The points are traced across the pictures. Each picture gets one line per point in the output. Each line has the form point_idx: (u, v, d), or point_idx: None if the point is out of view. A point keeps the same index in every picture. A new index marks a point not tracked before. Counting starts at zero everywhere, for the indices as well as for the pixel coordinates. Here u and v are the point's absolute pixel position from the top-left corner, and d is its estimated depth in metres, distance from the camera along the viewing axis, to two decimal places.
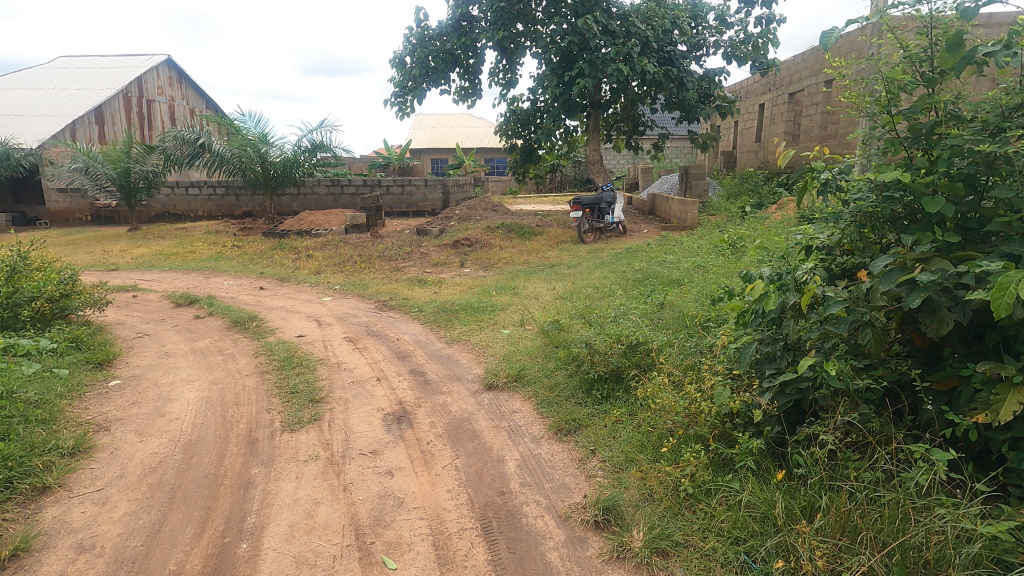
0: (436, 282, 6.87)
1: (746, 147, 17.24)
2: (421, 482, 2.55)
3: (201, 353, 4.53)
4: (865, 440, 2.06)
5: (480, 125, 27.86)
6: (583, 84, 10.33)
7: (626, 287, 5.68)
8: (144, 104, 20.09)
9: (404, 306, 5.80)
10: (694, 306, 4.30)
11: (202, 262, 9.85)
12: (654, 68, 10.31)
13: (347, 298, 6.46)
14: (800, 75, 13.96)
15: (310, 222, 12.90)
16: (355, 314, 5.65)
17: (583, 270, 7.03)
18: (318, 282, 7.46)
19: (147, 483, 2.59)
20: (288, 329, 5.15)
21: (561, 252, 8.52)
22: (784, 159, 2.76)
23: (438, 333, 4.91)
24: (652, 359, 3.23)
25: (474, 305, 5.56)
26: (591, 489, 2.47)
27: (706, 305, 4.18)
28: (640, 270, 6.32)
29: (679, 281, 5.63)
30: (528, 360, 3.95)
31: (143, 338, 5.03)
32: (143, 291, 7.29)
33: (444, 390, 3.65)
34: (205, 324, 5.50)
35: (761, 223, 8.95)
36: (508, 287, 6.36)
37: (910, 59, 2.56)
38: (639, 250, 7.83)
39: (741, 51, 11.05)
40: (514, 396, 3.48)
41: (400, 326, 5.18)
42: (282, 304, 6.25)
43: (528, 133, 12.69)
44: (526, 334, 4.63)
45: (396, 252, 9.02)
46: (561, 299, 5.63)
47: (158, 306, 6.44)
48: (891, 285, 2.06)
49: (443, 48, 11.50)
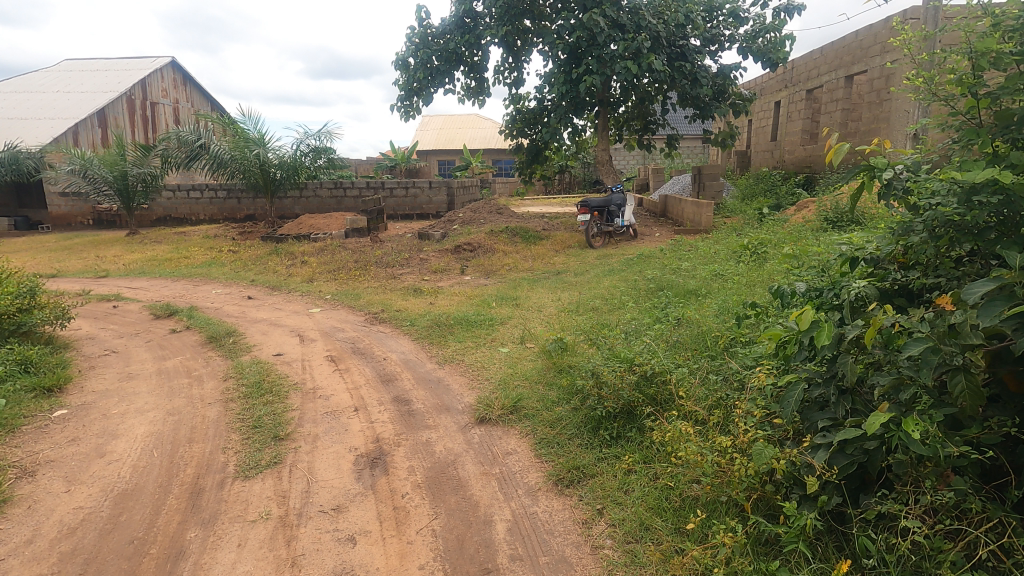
0: (432, 291, 6.41)
1: (761, 146, 16.68)
2: (388, 555, 2.09)
3: (167, 376, 4.09)
4: (963, 525, 1.57)
5: (488, 126, 27.45)
6: (591, 81, 9.86)
7: (638, 299, 5.20)
8: (148, 106, 19.90)
9: (396, 319, 5.34)
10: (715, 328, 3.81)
11: (194, 268, 9.49)
12: (663, 65, 9.74)
13: (336, 309, 6.01)
14: (818, 70, 13.46)
15: (310, 226, 12.52)
16: (342, 329, 5.20)
17: (591, 278, 6.53)
18: (309, 291, 7.03)
19: (58, 552, 2.15)
20: (267, 346, 4.72)
21: (568, 258, 8.03)
22: (836, 155, 2.21)
23: (430, 351, 4.45)
24: (666, 391, 2.77)
25: (472, 319, 5.09)
26: (597, 568, 1.98)
27: (729, 324, 3.69)
28: (653, 279, 5.81)
29: (696, 292, 5.16)
30: (528, 388, 3.47)
31: (108, 356, 4.62)
32: (125, 302, 6.91)
33: (429, 425, 3.17)
34: (179, 339, 5.08)
35: (782, 227, 8.41)
36: (509, 297, 5.89)
37: (997, 28, 2.00)
38: (651, 256, 7.30)
39: (755, 45, 10.49)
40: (508, 433, 3.01)
41: (388, 343, 4.72)
42: (267, 317, 5.83)
43: (534, 132, 12.25)
44: (525, 353, 4.18)
45: (394, 257, 8.59)
46: (566, 313, 5.16)
47: (135, 319, 6.04)
48: (993, 319, 1.55)
49: (446, 45, 11.11)
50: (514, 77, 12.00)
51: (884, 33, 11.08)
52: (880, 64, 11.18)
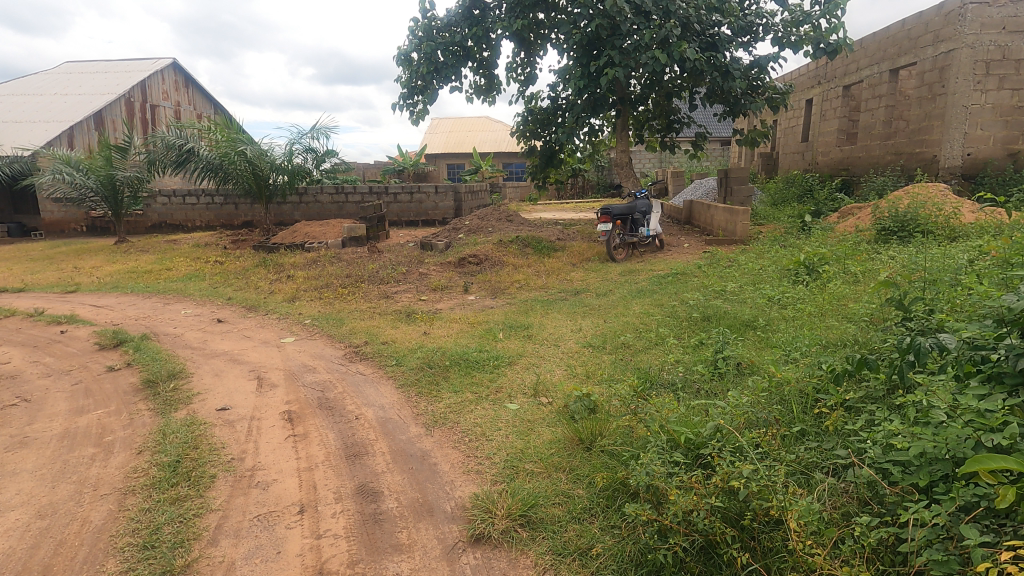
0: (428, 316, 5.41)
1: (790, 147, 15.55)
2: None
3: (70, 442, 3.11)
4: None
5: (498, 129, 26.56)
6: (613, 74, 8.85)
7: (681, 332, 4.21)
8: (149, 109, 19.30)
9: (381, 356, 4.34)
10: (804, 398, 2.78)
11: (173, 282, 8.61)
12: (695, 54, 8.68)
13: (312, 339, 5.03)
14: (857, 64, 12.32)
15: (306, 233, 11.64)
16: (313, 369, 4.20)
17: (616, 301, 5.53)
18: (287, 314, 6.07)
19: None
20: (214, 395, 3.74)
21: (588, 274, 7.03)
22: None
23: (417, 406, 3.45)
24: (771, 517, 1.74)
25: (472, 358, 4.08)
26: None
27: (817, 382, 2.79)
28: (696, 307, 4.74)
29: (756, 326, 4.17)
30: (543, 476, 2.49)
31: (15, 409, 3.69)
32: (75, 326, 5.99)
33: (401, 544, 2.16)
34: (111, 382, 4.10)
35: (834, 239, 7.32)
36: (520, 326, 4.88)
37: None
38: (688, 273, 6.27)
39: (795, 34, 9.47)
40: (515, 567, 2.00)
41: (365, 392, 3.72)
42: (228, 349, 4.86)
43: (548, 133, 11.27)
44: (540, 413, 3.19)
45: (390, 272, 7.64)
46: (590, 350, 4.14)
47: (77, 349, 5.09)
48: None
49: (453, 39, 10.21)
50: (527, 73, 11.06)
51: (937, 19, 9.92)
52: (932, 54, 10.02)
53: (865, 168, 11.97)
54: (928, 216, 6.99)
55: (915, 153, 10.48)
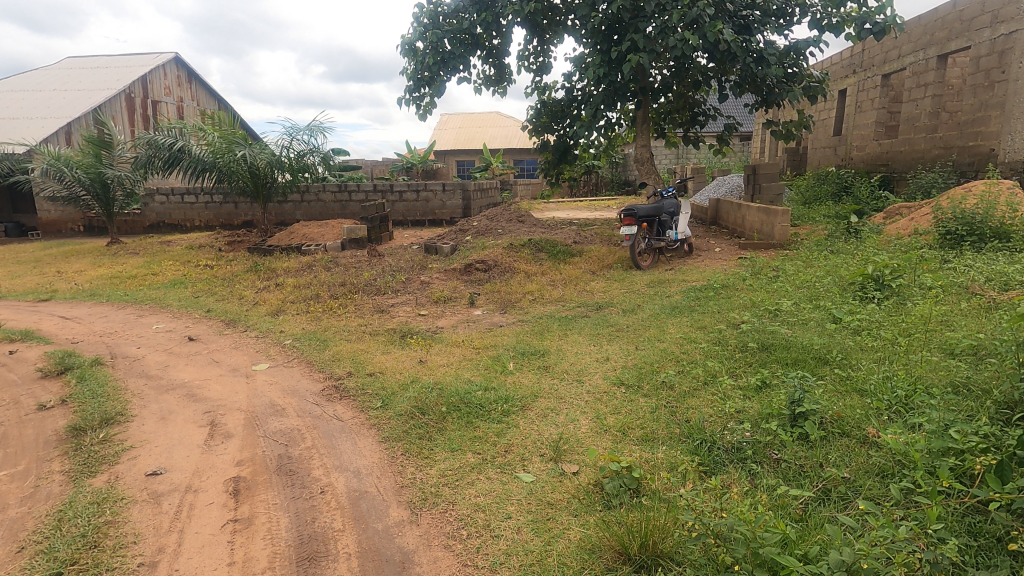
0: (425, 339, 4.60)
1: (820, 142, 14.55)
2: None
3: None
4: None
5: (509, 125, 25.78)
6: (636, 61, 7.95)
7: (735, 369, 3.37)
8: (149, 104, 18.73)
9: (364, 395, 3.55)
10: (949, 490, 1.95)
11: (155, 289, 7.91)
12: (730, 36, 7.76)
13: (289, 367, 4.25)
14: (898, 51, 11.32)
15: (303, 235, 10.89)
16: (280, 411, 3.41)
17: (647, 319, 4.71)
18: (268, 331, 5.29)
19: None
20: (150, 451, 2.96)
21: (610, 284, 6.20)
22: None
23: (401, 473, 2.64)
24: None
25: (475, 401, 3.26)
26: None
27: (968, 468, 1.96)
28: (748, 333, 3.88)
29: (831, 361, 3.32)
30: None
31: None
32: (30, 345, 5.27)
33: None
34: (36, 426, 3.35)
35: (889, 245, 6.42)
36: (534, 353, 4.07)
37: None
38: (728, 286, 5.42)
39: (837, 16, 8.54)
40: None
41: (337, 449, 2.91)
42: (189, 380, 4.09)
43: (562, 127, 10.42)
44: (566, 490, 2.37)
45: (389, 280, 6.88)
46: (622, 391, 3.31)
47: (17, 377, 4.36)
48: None
49: (461, 25, 9.34)
50: (541, 62, 10.19)
51: None
52: (989, 37, 9.01)
53: (907, 164, 10.99)
54: (1001, 218, 6.07)
55: (968, 147, 9.47)
